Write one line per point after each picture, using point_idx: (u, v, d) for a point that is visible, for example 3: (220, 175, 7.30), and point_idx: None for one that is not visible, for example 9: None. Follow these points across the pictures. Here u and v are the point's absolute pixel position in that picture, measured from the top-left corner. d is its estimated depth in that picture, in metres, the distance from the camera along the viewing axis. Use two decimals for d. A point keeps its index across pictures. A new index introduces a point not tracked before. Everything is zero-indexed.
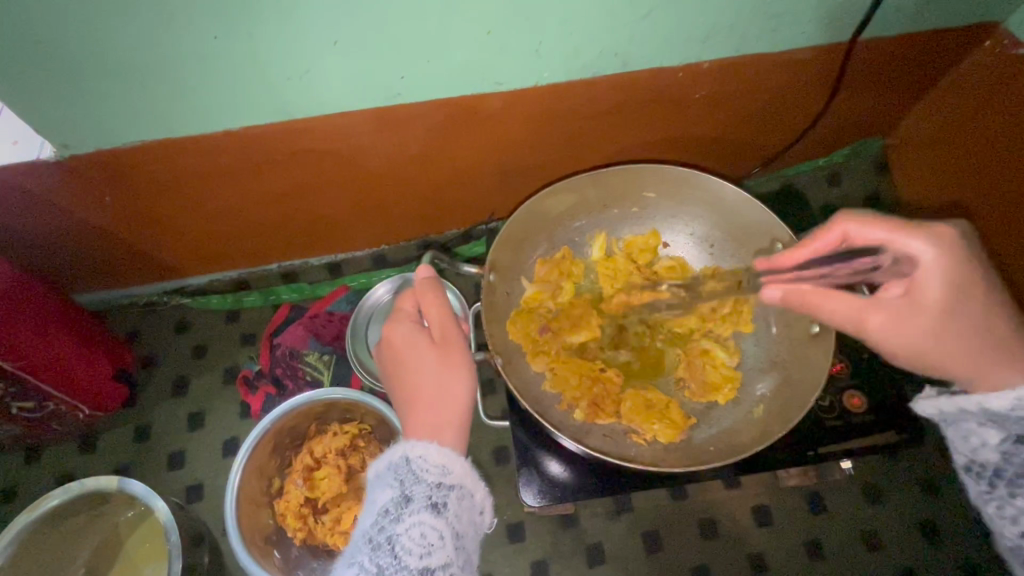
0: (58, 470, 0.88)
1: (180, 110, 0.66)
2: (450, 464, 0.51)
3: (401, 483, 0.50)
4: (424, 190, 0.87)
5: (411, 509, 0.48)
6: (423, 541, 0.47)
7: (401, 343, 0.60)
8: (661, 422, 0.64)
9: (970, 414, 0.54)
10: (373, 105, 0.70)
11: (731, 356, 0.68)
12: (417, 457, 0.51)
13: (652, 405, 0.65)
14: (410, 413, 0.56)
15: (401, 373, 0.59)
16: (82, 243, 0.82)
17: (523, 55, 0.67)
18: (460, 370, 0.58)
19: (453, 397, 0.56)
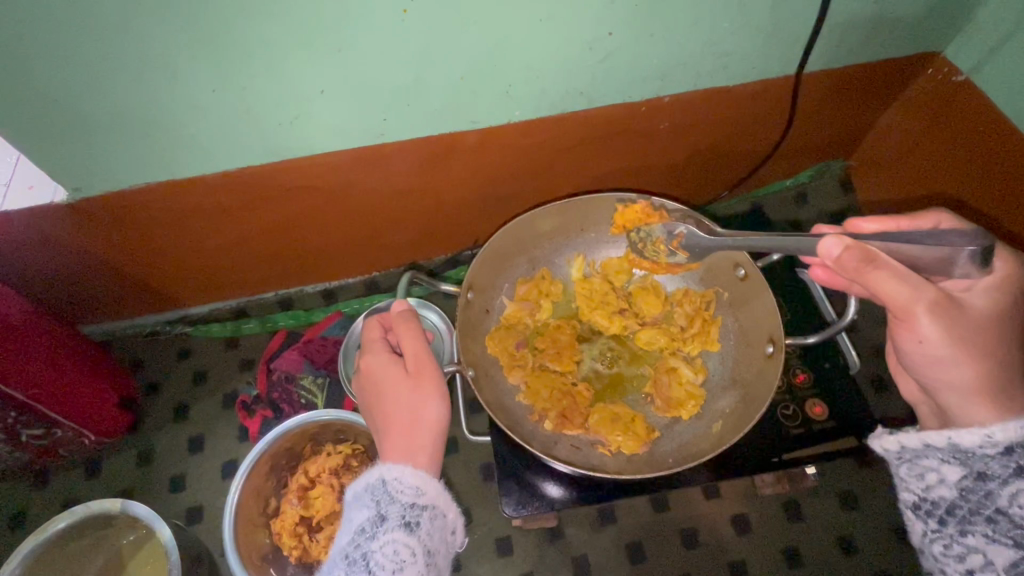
0: (66, 494, 0.92)
1: (180, 155, 0.71)
2: (424, 486, 0.55)
3: (377, 503, 0.54)
4: (410, 219, 0.92)
5: (386, 527, 0.52)
6: (396, 558, 0.50)
7: (376, 373, 0.64)
8: (625, 434, 0.67)
9: (936, 449, 0.54)
10: (359, 145, 0.76)
11: (696, 373, 0.71)
12: (393, 478, 0.55)
13: (618, 418, 0.68)
14: (386, 439, 0.60)
15: (380, 400, 0.63)
16: (88, 279, 0.87)
17: (496, 97, 0.72)
18: (433, 396, 0.61)
19: (425, 422, 0.60)
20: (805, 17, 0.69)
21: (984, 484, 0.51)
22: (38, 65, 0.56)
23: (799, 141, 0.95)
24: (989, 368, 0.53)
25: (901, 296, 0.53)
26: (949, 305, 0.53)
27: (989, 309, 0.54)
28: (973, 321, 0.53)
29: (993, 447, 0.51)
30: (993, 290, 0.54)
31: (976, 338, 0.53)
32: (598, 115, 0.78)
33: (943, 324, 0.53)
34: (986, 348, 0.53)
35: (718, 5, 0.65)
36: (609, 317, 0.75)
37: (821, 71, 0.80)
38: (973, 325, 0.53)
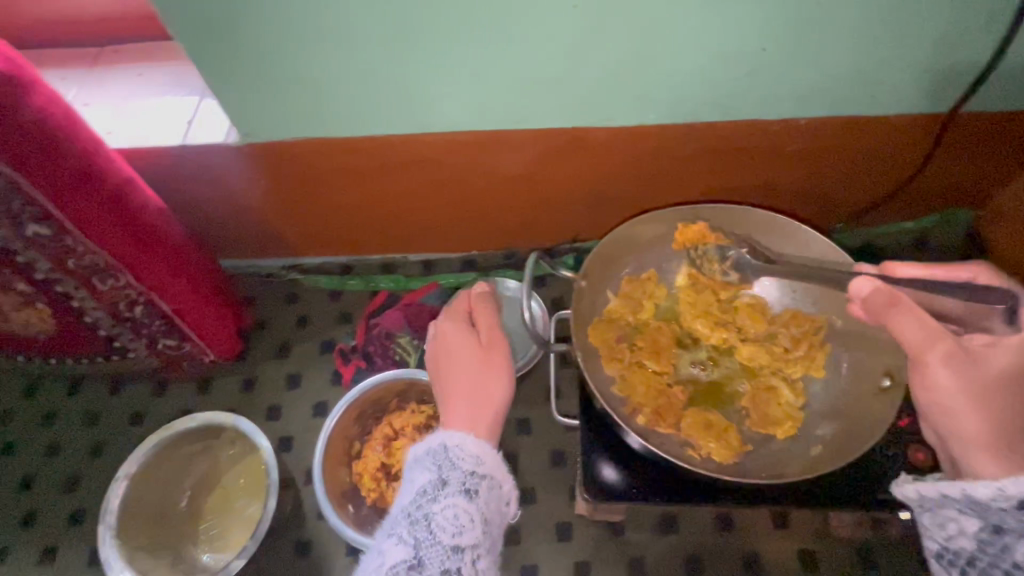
0: (179, 403, 1.03)
1: (338, 116, 0.78)
2: (482, 455, 0.59)
3: (438, 468, 0.57)
4: (519, 206, 0.96)
5: (447, 492, 0.55)
6: (456, 521, 0.54)
7: (450, 344, 0.69)
8: (717, 442, 0.67)
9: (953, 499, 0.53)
10: (494, 127, 0.80)
11: (795, 399, 0.70)
12: (454, 445, 0.59)
13: (711, 425, 0.69)
14: (450, 404, 0.64)
15: (447, 370, 0.67)
16: (230, 215, 0.97)
17: (635, 98, 0.75)
18: (500, 374, 0.67)
19: (489, 396, 0.64)
20: (972, 54, 0.67)
21: (996, 539, 0.50)
22: (251, 20, 0.64)
23: (926, 184, 0.91)
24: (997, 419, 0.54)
25: (918, 337, 0.57)
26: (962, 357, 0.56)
27: (1004, 368, 0.55)
28: (990, 372, 0.55)
29: (1004, 502, 0.49)
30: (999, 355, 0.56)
31: (1008, 389, 0.55)
32: (730, 128, 0.79)
33: (960, 370, 0.55)
34: (994, 404, 0.54)
35: (883, 31, 0.65)
36: (712, 328, 0.75)
37: (970, 114, 0.78)
38: (996, 380, 0.55)
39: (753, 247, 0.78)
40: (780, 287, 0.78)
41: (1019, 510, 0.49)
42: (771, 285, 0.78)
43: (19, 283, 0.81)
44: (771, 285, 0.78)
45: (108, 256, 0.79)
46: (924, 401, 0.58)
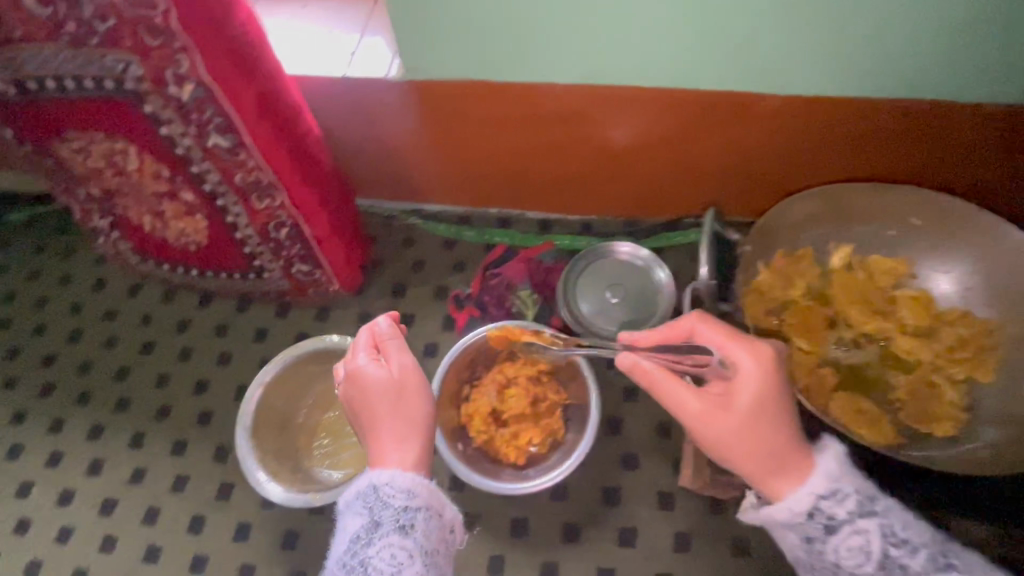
0: (298, 328, 1.09)
1: (506, 60, 0.79)
2: (416, 488, 0.63)
3: (370, 510, 0.62)
4: (657, 172, 0.95)
5: (381, 533, 0.61)
6: (393, 561, 0.59)
7: (363, 377, 0.69)
8: (872, 426, 0.67)
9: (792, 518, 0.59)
10: (662, 83, 0.80)
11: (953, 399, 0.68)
12: (383, 484, 0.63)
13: (867, 412, 0.67)
14: (375, 435, 0.67)
15: (357, 400, 0.69)
16: (369, 153, 1.00)
17: (820, 58, 0.73)
18: (419, 396, 0.69)
19: (414, 420, 0.68)
20: None
21: (845, 569, 0.58)
22: None
23: None
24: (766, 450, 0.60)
25: (691, 404, 0.63)
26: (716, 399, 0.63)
27: (751, 399, 0.62)
28: (734, 407, 0.62)
29: (808, 520, 0.58)
30: (744, 390, 0.62)
31: (747, 420, 0.61)
32: (913, 108, 0.78)
33: (707, 406, 0.62)
34: (749, 429, 0.61)
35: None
36: (870, 316, 0.72)
37: None
38: (738, 413, 0.62)
39: (925, 239, 0.74)
40: (952, 286, 0.72)
41: (854, 534, 0.57)
42: (943, 283, 0.72)
43: (187, 192, 0.87)
44: (942, 283, 0.72)
45: (274, 176, 0.82)
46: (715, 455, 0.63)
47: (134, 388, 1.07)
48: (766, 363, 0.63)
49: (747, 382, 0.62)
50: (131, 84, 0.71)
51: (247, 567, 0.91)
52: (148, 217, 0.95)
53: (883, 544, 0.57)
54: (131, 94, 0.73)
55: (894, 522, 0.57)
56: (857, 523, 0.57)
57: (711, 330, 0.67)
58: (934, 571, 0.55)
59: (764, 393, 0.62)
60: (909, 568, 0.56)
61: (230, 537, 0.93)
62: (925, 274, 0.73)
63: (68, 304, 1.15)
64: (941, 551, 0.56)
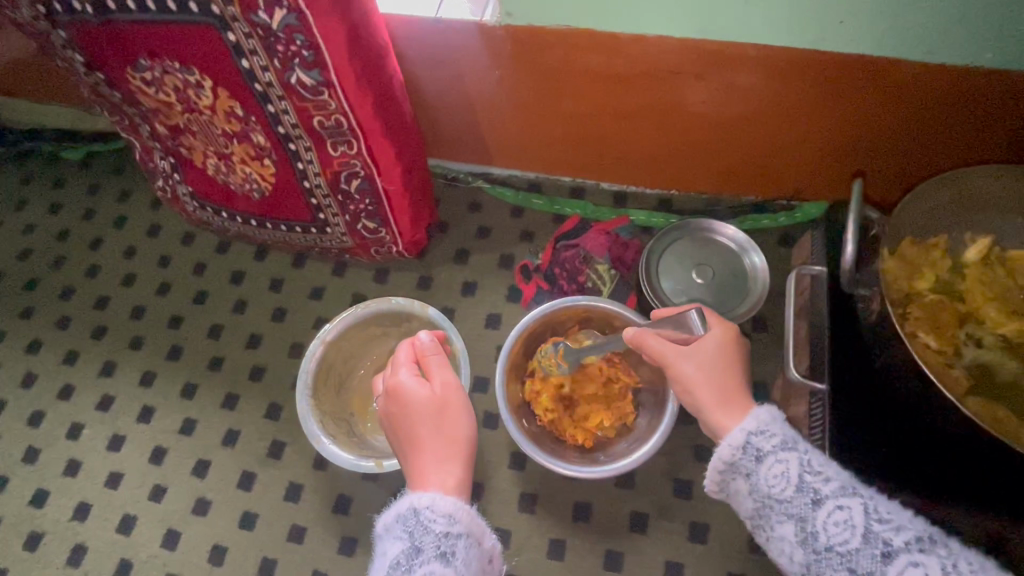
0: (355, 288, 1.05)
1: (614, 9, 0.72)
2: (455, 513, 0.57)
3: (410, 535, 0.56)
4: (760, 143, 0.88)
5: (421, 560, 0.54)
6: None
7: (405, 396, 0.67)
8: (1014, 433, 0.59)
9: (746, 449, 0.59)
10: (786, 45, 0.71)
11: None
12: (424, 507, 0.57)
13: (1006, 418, 0.60)
14: (415, 455, 0.64)
15: (400, 418, 0.66)
16: (445, 107, 0.94)
17: (980, 26, 0.64)
18: (461, 411, 0.67)
19: (457, 435, 0.65)
20: None
21: (803, 521, 0.55)
22: None
23: None
24: (718, 392, 0.65)
25: (666, 350, 0.69)
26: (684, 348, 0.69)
27: (709, 353, 0.67)
28: (692, 360, 0.68)
29: (772, 477, 0.57)
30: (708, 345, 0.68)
31: (697, 366, 0.67)
32: None
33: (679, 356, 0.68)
34: (710, 379, 0.66)
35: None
36: (1009, 315, 0.65)
37: None
38: (699, 363, 0.67)
39: None
40: None
41: (806, 484, 0.55)
42: None
43: (260, 135, 0.82)
44: None
45: (355, 122, 0.77)
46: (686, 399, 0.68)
47: (186, 337, 1.04)
48: (732, 335, 0.68)
49: (714, 342, 0.68)
50: (218, 8, 0.66)
51: (298, 528, 0.89)
52: (214, 160, 0.92)
53: (865, 517, 0.52)
54: (217, 20, 0.67)
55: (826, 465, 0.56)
56: (781, 454, 0.57)
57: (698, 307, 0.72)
58: (842, 495, 0.54)
59: (727, 357, 0.67)
60: (822, 494, 0.54)
61: (281, 496, 0.91)
62: None
63: (121, 248, 1.12)
64: (854, 482, 0.55)
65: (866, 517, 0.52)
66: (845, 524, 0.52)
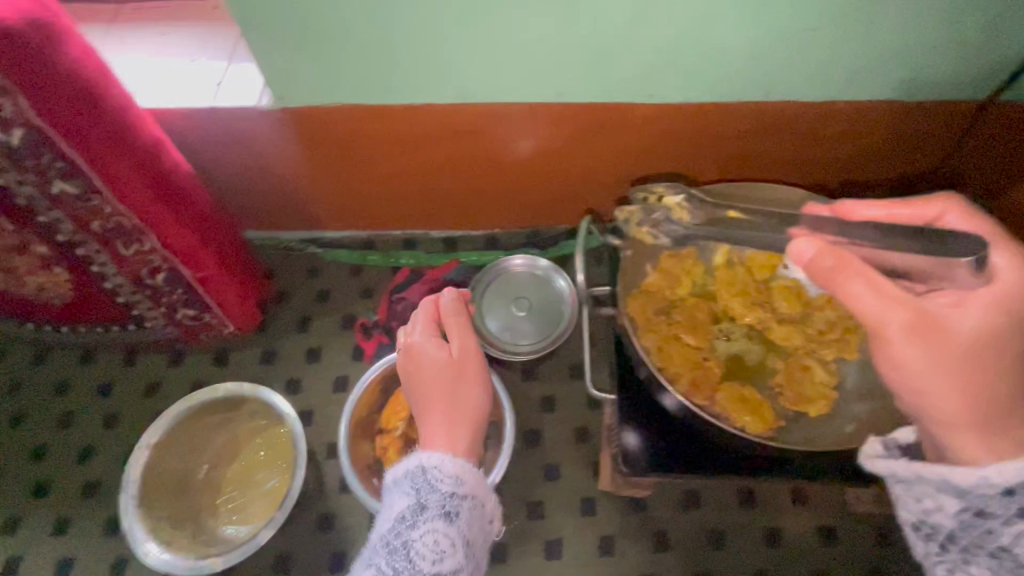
0: (195, 376, 1.01)
1: (375, 83, 0.77)
2: (462, 475, 0.67)
3: (417, 493, 0.65)
4: (553, 182, 0.95)
5: (426, 517, 0.63)
6: (435, 548, 0.61)
7: (420, 358, 0.76)
8: (751, 416, 0.69)
9: (929, 481, 0.53)
10: (536, 100, 0.79)
11: (827, 379, 0.71)
12: (432, 467, 0.67)
13: (746, 399, 0.70)
14: (424, 418, 0.73)
15: (419, 385, 0.75)
16: (253, 185, 0.95)
17: (680, 74, 0.74)
18: (474, 383, 0.77)
19: (472, 408, 0.74)
20: (1011, 44, 0.69)
21: (984, 522, 0.52)
22: None
23: None
24: (990, 391, 0.54)
25: (877, 308, 0.54)
26: (948, 311, 0.54)
27: (974, 330, 0.53)
28: (949, 333, 0.53)
29: (992, 488, 0.50)
30: (1001, 290, 0.54)
31: (960, 351, 0.53)
32: (775, 111, 0.79)
33: (935, 321, 0.54)
34: (983, 361, 0.53)
35: (941, 9, 0.64)
36: (748, 307, 0.76)
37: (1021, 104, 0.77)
38: (932, 341, 0.53)
39: None
40: None
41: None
42: None
43: (38, 244, 0.79)
44: None
45: (139, 220, 0.76)
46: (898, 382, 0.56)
47: (5, 462, 0.95)
48: None
49: (1006, 288, 0.54)
50: None
51: None
52: None
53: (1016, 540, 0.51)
54: None
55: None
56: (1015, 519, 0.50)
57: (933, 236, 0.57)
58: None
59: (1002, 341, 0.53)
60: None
61: None
62: None
63: None
64: None
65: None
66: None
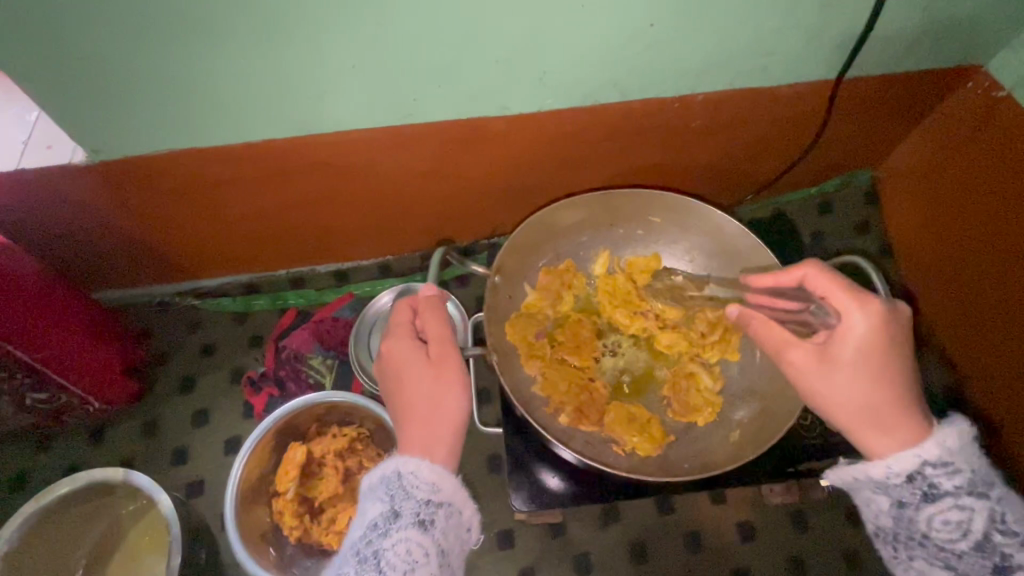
0: (65, 461, 0.91)
1: (202, 123, 0.70)
2: (440, 482, 0.54)
3: (391, 498, 0.53)
4: (431, 203, 0.90)
5: (399, 525, 0.51)
6: (408, 558, 0.50)
7: (400, 361, 0.60)
8: (640, 435, 0.68)
9: (875, 479, 0.52)
10: (386, 124, 0.73)
11: (708, 382, 0.73)
12: (408, 472, 0.54)
13: (635, 418, 0.70)
14: (404, 429, 0.57)
15: (395, 386, 0.60)
16: (98, 243, 0.86)
17: (530, 83, 0.70)
18: (454, 386, 0.58)
19: (447, 415, 0.57)
20: (852, 22, 0.68)
21: (905, 513, 0.51)
22: (75, 21, 0.54)
23: (828, 148, 0.93)
24: (869, 410, 0.53)
25: (769, 343, 0.59)
26: (817, 351, 0.56)
27: (855, 348, 0.53)
28: (841, 359, 0.54)
29: (898, 477, 0.51)
30: (846, 336, 0.54)
31: (863, 374, 0.53)
32: (636, 109, 0.76)
33: (816, 363, 0.55)
34: (862, 385, 0.53)
35: None
36: (631, 320, 0.76)
37: (859, 79, 0.79)
38: (842, 366, 0.54)
39: (668, 230, 0.79)
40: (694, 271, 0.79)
41: (923, 475, 0.50)
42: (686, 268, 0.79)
43: None
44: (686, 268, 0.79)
45: None
46: (811, 404, 0.57)
47: None
48: (887, 318, 0.53)
49: (852, 330, 0.53)
50: None
51: None
52: None
53: (988, 525, 0.49)
54: None
55: (955, 455, 0.50)
56: (961, 497, 0.49)
57: (818, 276, 0.57)
58: (966, 495, 0.49)
59: (889, 351, 0.53)
60: (940, 490, 0.50)
61: None
62: (670, 263, 0.80)
63: None
64: (984, 479, 0.50)
65: (989, 525, 0.49)
66: (955, 524, 0.50)
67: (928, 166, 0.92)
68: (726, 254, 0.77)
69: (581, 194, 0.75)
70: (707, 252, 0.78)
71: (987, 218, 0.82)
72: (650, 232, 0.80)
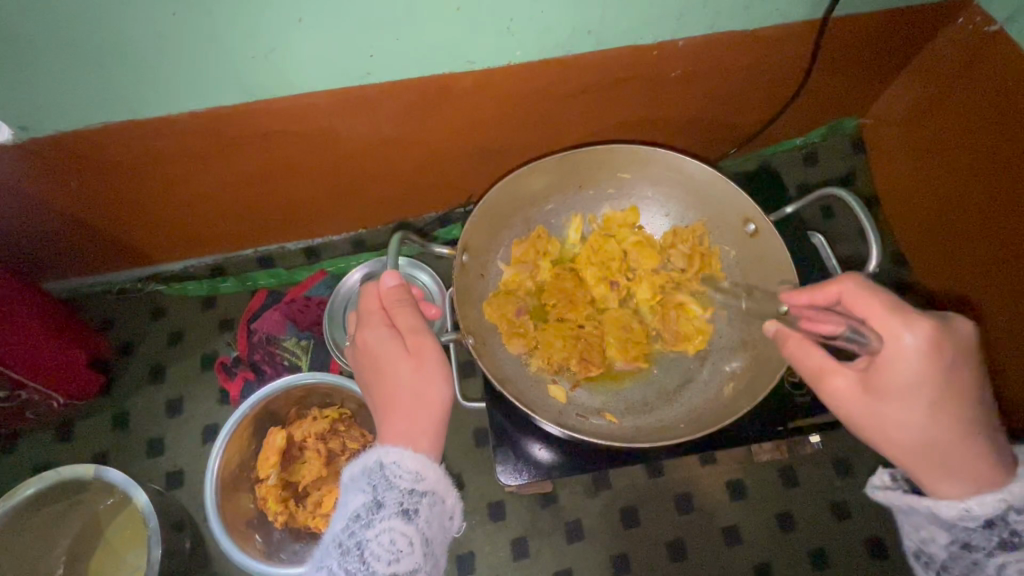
0: (36, 460, 0.87)
1: (138, 92, 0.63)
2: (423, 471, 0.51)
3: (373, 489, 0.50)
4: (401, 171, 0.85)
5: (382, 515, 0.48)
6: (392, 548, 0.47)
7: (376, 353, 0.56)
8: (614, 346, 0.73)
9: (925, 509, 0.50)
10: (342, 85, 0.67)
11: (682, 334, 0.73)
12: (391, 462, 0.51)
13: (630, 335, 0.73)
14: (386, 423, 0.54)
15: (376, 380, 0.56)
16: (45, 229, 0.80)
17: (496, 34, 0.64)
18: (436, 376, 0.55)
19: (429, 406, 0.54)
20: None
21: (971, 554, 0.48)
22: None
23: (813, 96, 0.90)
24: (934, 447, 0.48)
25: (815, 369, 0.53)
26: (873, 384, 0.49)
27: (909, 381, 0.48)
28: (893, 393, 0.48)
29: (974, 520, 0.48)
30: (896, 362, 0.48)
31: (918, 406, 0.48)
32: (613, 59, 0.71)
33: (870, 395, 0.50)
34: (915, 422, 0.48)
35: None
36: (600, 279, 0.76)
37: (847, 17, 0.74)
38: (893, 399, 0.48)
39: (640, 184, 0.76)
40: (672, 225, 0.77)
41: (1005, 521, 0.47)
42: (664, 223, 0.77)
43: None
44: (663, 223, 0.77)
45: None
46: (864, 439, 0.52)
47: None
48: (945, 346, 0.47)
49: (901, 357, 0.48)
50: None
51: None
52: None
53: None
54: None
55: None
56: None
57: (864, 294, 0.50)
58: None
59: (947, 378, 0.47)
60: (1023, 539, 0.46)
61: None
62: (647, 220, 0.78)
63: None
64: None
65: None
66: None
67: (916, 110, 0.89)
68: (702, 207, 0.75)
69: (541, 159, 0.71)
70: (685, 205, 0.76)
71: (976, 157, 0.80)
72: (622, 189, 0.77)
